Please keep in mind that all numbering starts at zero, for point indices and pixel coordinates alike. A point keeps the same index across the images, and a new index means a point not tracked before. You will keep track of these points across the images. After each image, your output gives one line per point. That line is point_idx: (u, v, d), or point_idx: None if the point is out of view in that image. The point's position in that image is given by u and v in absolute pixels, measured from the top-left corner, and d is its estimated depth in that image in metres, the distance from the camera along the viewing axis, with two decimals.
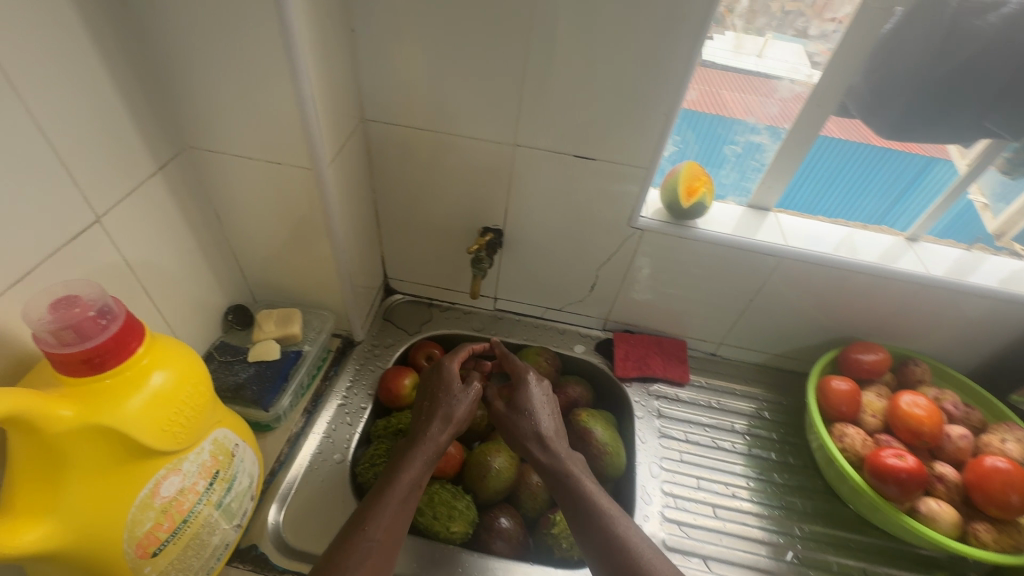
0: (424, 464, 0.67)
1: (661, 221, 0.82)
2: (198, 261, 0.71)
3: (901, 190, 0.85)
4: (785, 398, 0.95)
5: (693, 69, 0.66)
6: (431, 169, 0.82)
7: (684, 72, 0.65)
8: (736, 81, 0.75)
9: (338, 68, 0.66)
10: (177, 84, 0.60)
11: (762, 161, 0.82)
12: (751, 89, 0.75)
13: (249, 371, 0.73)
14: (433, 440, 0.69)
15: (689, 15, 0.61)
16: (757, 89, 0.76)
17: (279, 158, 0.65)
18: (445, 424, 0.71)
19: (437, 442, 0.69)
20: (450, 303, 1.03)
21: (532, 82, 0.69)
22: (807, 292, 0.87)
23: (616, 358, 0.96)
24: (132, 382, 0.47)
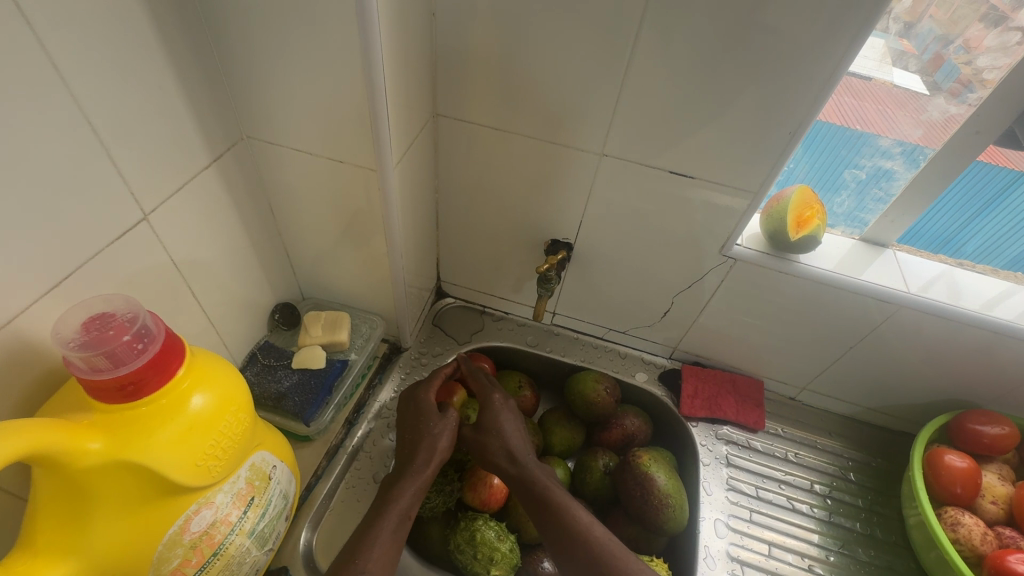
0: (415, 494, 0.63)
1: (758, 252, 0.72)
2: (249, 257, 0.66)
3: None
4: (874, 458, 0.84)
5: (830, 81, 0.55)
6: (502, 172, 0.75)
7: (815, 82, 0.56)
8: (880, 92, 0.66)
9: (416, 58, 0.59)
10: (239, 68, 0.54)
11: (888, 192, 0.70)
12: (896, 103, 0.66)
13: (293, 379, 0.68)
14: (421, 474, 0.65)
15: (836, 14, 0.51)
16: (902, 103, 0.66)
17: (342, 157, 0.58)
18: (432, 455, 0.67)
19: (425, 476, 0.65)
20: (504, 313, 0.95)
21: (633, 84, 0.61)
22: (922, 345, 0.75)
23: (683, 393, 0.87)
24: (168, 412, 0.42)
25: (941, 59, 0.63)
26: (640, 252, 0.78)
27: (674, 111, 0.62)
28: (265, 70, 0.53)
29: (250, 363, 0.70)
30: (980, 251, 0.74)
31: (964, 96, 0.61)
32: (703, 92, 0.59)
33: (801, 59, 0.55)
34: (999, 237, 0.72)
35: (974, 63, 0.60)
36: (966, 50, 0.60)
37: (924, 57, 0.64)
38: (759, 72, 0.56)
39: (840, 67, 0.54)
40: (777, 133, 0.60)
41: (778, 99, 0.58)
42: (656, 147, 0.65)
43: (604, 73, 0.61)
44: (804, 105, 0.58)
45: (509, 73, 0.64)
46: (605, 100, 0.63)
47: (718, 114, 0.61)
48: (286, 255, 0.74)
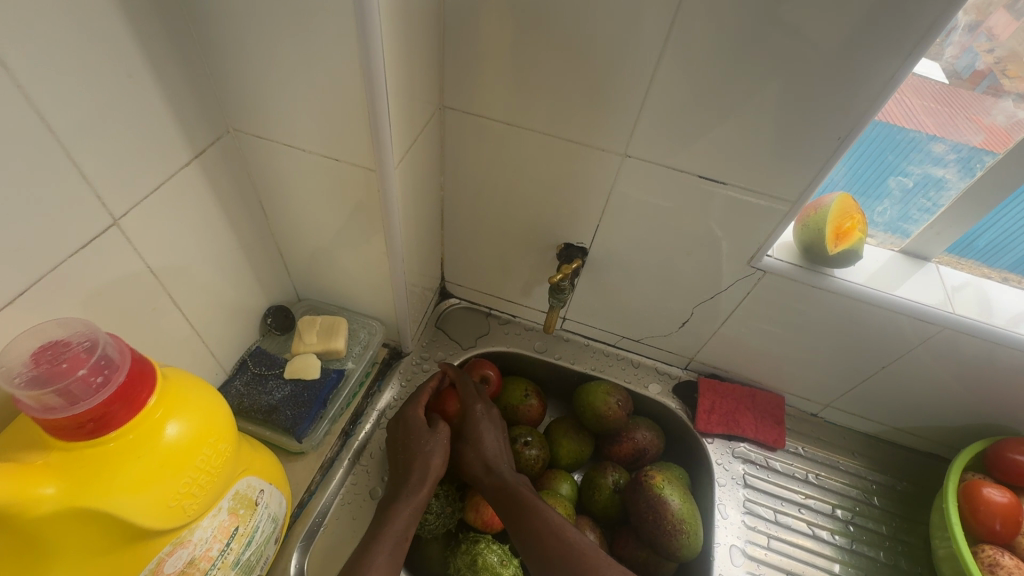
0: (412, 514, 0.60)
1: (790, 265, 0.67)
2: (239, 259, 0.61)
3: None
4: (900, 482, 0.80)
5: (886, 80, 0.49)
6: (514, 171, 0.69)
7: (868, 82, 0.49)
8: (942, 91, 0.59)
9: (422, 46, 0.53)
10: (223, 53, 0.48)
11: (936, 202, 0.64)
12: (957, 104, 0.59)
13: (284, 391, 0.64)
14: (417, 493, 0.62)
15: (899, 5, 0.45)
16: (965, 104, 0.59)
17: (338, 155, 0.53)
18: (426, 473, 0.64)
19: (422, 496, 0.62)
20: (511, 316, 0.90)
21: (662, 79, 0.55)
22: (961, 368, 0.69)
23: (699, 408, 0.82)
24: (134, 449, 0.37)
25: (963, 49, 0.56)
26: (660, 259, 0.72)
27: (707, 110, 0.56)
28: (254, 57, 0.47)
29: (240, 371, 0.66)
30: (989, 247, 0.68)
31: (981, 86, 0.58)
32: (742, 90, 0.53)
33: (856, 56, 0.49)
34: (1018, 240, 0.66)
35: (996, 52, 0.56)
36: (987, 38, 0.55)
37: (954, 44, 0.56)
38: (807, 69, 0.50)
39: (901, 66, 0.48)
40: (821, 137, 0.55)
41: (827, 99, 0.52)
42: (684, 148, 0.60)
43: (631, 66, 0.55)
44: (855, 107, 0.52)
45: (525, 64, 0.58)
46: (631, 95, 0.57)
47: (756, 115, 0.55)
48: (280, 255, 0.69)
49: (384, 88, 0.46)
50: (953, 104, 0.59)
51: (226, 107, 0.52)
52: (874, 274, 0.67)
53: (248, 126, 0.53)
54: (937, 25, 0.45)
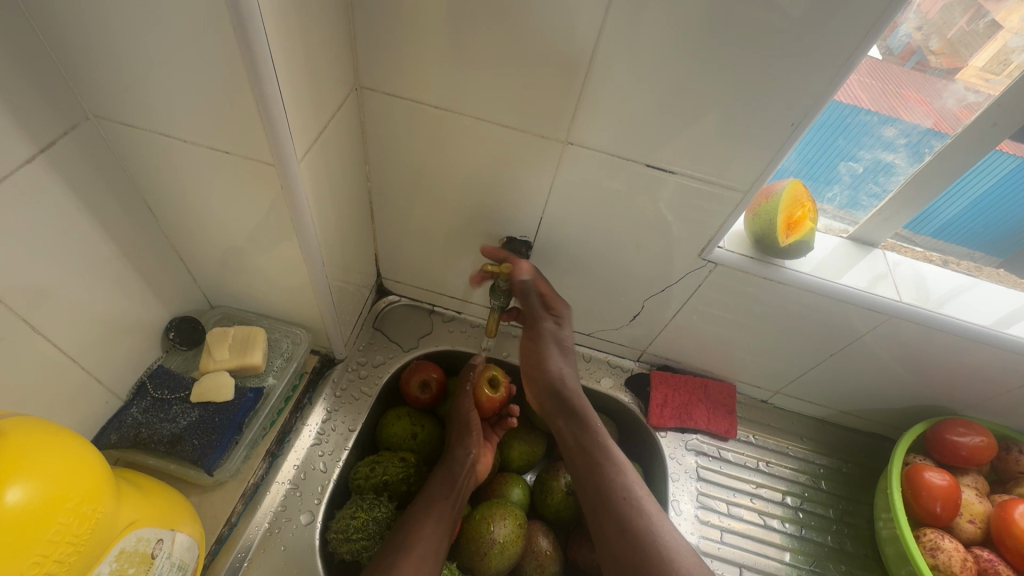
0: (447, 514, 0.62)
1: (742, 256, 0.65)
2: (123, 268, 0.53)
3: (977, 225, 0.66)
4: (846, 463, 0.81)
5: (831, 60, 0.46)
6: (447, 159, 0.62)
7: (812, 62, 0.46)
8: (877, 67, 0.54)
9: (325, 14, 0.45)
10: (65, 22, 0.39)
11: (885, 187, 0.62)
12: (896, 82, 0.56)
13: (192, 417, 0.56)
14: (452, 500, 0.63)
15: None
16: (898, 81, 0.56)
17: (227, 146, 0.45)
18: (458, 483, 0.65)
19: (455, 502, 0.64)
20: (455, 312, 0.84)
21: (602, 56, 0.50)
22: (905, 354, 0.70)
23: (651, 402, 0.79)
24: None
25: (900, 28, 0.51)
26: (608, 251, 0.68)
27: (651, 92, 0.51)
28: (107, 28, 0.39)
29: (138, 397, 0.57)
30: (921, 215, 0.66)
31: (909, 61, 0.55)
32: (687, 71, 0.49)
33: (807, 33, 0.45)
34: (947, 205, 0.64)
35: (923, 29, 0.52)
36: (919, 16, 0.51)
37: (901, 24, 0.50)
38: (755, 48, 0.46)
39: (850, 45, 0.45)
40: (769, 121, 0.51)
41: (775, 81, 0.48)
42: (628, 134, 0.55)
43: (568, 41, 0.49)
44: (804, 89, 0.48)
45: (448, 37, 0.51)
46: (569, 75, 0.52)
47: (702, 98, 0.51)
48: (180, 261, 0.60)
49: (270, 66, 0.39)
50: (886, 79, 0.56)
51: (83, 89, 0.43)
52: (822, 262, 0.66)
53: (115, 111, 0.44)
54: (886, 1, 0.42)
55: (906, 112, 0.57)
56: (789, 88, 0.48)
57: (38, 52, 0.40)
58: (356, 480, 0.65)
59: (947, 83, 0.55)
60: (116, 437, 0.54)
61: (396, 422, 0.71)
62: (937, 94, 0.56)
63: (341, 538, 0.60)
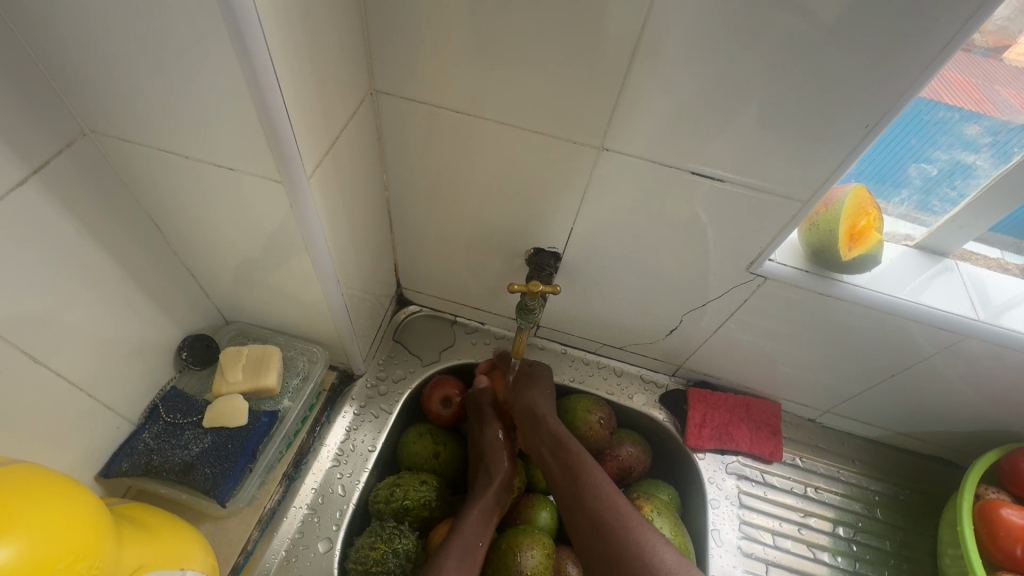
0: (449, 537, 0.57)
1: (794, 270, 0.59)
2: (128, 288, 0.50)
3: None
4: (903, 490, 0.74)
5: (904, 53, 0.40)
6: (470, 166, 0.58)
7: (881, 56, 0.40)
8: None
9: (333, 16, 0.41)
10: (51, 34, 0.36)
11: (962, 191, 0.55)
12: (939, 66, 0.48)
13: (204, 444, 0.54)
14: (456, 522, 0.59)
15: None
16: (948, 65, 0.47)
17: (231, 162, 0.42)
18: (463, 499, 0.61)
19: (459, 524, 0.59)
20: (479, 324, 0.80)
21: (643, 52, 0.44)
22: (978, 376, 0.63)
23: (689, 421, 0.74)
24: None
25: None
26: (643, 262, 0.63)
27: (700, 92, 0.46)
28: (93, 38, 0.36)
29: (150, 420, 0.55)
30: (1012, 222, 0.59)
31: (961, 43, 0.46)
32: (740, 66, 0.43)
33: (883, 22, 0.39)
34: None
35: None
36: None
37: None
38: (821, 38, 0.40)
39: (939, 33, 0.38)
40: (833, 122, 0.45)
41: (840, 79, 0.42)
42: (670, 138, 0.50)
43: (605, 36, 0.44)
44: (878, 84, 0.42)
45: (466, 36, 0.47)
46: (605, 74, 0.46)
47: (756, 97, 0.45)
48: (192, 277, 0.57)
49: (272, 75, 0.35)
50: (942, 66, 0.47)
51: (79, 103, 0.41)
52: (885, 275, 0.59)
53: (113, 126, 0.42)
54: None
55: (950, 97, 0.49)
56: (852, 86, 0.42)
57: (28, 68, 0.38)
58: (376, 504, 0.62)
59: (995, 63, 0.48)
60: (128, 464, 0.53)
61: (416, 441, 0.67)
62: (987, 78, 0.49)
63: (361, 569, 0.57)
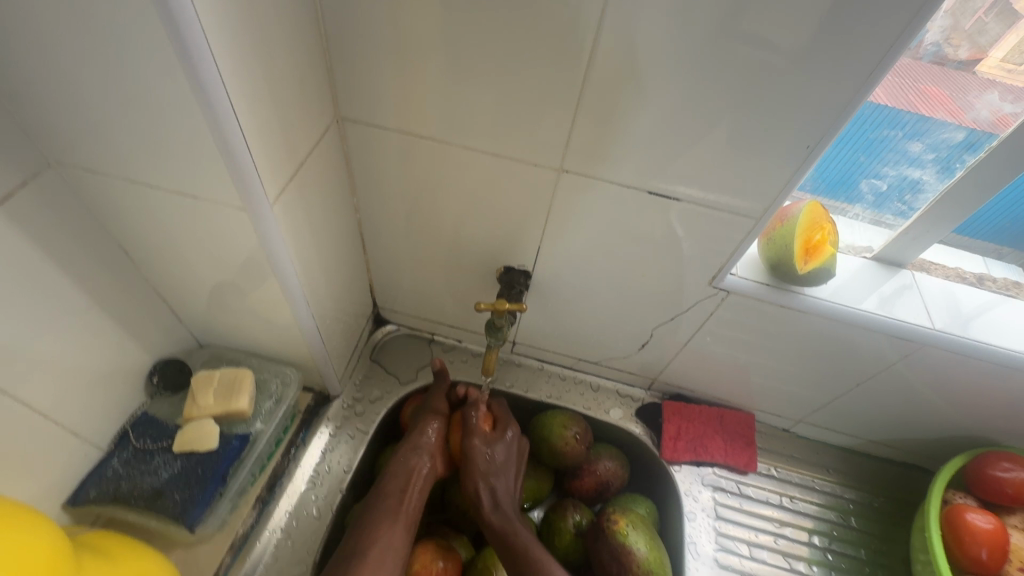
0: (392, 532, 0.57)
1: (756, 284, 0.60)
2: (98, 314, 0.51)
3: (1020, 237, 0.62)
4: (877, 498, 0.75)
5: (838, 76, 0.42)
6: (439, 188, 0.59)
7: (816, 81, 0.43)
8: (901, 66, 0.48)
9: (296, 50, 0.43)
10: (16, 71, 0.37)
11: (912, 205, 0.57)
12: (912, 72, 0.49)
13: (174, 469, 0.54)
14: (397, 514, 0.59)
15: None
16: (916, 76, 0.49)
17: (196, 191, 0.43)
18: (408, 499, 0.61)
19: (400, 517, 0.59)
20: (456, 342, 0.81)
21: (595, 78, 0.47)
22: (939, 383, 0.64)
23: (664, 434, 0.75)
24: None
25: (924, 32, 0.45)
26: (611, 277, 0.65)
27: (653, 114, 0.48)
28: (57, 74, 0.37)
29: (120, 447, 0.55)
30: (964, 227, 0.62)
31: (926, 56, 0.48)
32: (687, 89, 0.46)
33: (814, 49, 0.41)
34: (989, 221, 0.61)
35: (944, 26, 0.45)
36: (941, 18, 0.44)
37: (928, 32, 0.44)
38: (759, 63, 0.43)
39: (866, 57, 0.41)
40: (779, 141, 0.47)
41: (781, 102, 0.45)
42: (627, 158, 0.52)
43: (559, 64, 0.46)
44: (816, 105, 0.44)
45: (427, 65, 0.49)
46: (561, 99, 0.49)
47: (704, 119, 0.47)
48: (164, 302, 0.58)
49: (228, 106, 0.36)
50: (908, 76, 0.49)
51: (45, 136, 0.42)
52: (845, 286, 0.61)
53: (80, 158, 0.43)
54: (894, 13, 0.38)
55: (923, 105, 0.51)
56: (793, 107, 0.45)
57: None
58: (350, 525, 0.62)
59: (967, 76, 0.50)
60: (95, 492, 0.52)
61: (393, 460, 0.68)
62: (960, 92, 0.51)
63: None
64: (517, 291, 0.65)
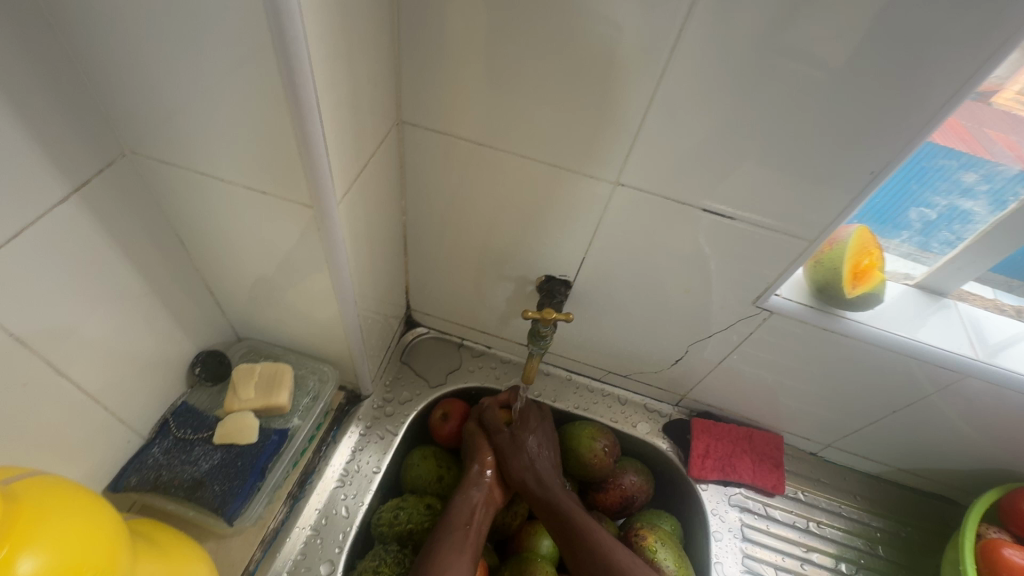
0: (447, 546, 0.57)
1: (799, 305, 0.60)
2: (151, 302, 0.51)
3: None
4: (904, 527, 0.75)
5: (906, 109, 0.43)
6: (487, 195, 0.60)
7: (883, 111, 0.43)
8: None
9: (371, 55, 0.44)
10: (105, 62, 0.38)
11: (960, 235, 0.58)
12: None
13: (213, 460, 0.54)
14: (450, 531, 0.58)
15: (922, 27, 0.38)
16: None
17: (264, 187, 0.44)
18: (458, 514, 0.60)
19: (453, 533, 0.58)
20: (485, 347, 0.81)
21: (660, 97, 0.47)
22: (978, 415, 0.64)
23: (693, 452, 0.74)
24: None
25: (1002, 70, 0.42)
26: (651, 292, 0.65)
27: (714, 134, 0.48)
28: (147, 67, 0.38)
29: (160, 435, 0.56)
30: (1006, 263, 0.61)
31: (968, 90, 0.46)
32: (755, 111, 0.46)
33: (885, 80, 0.42)
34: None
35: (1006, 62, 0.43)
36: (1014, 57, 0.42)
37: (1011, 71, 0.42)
38: (833, 88, 0.43)
39: (942, 88, 0.41)
40: (838, 168, 0.47)
41: (845, 129, 0.45)
42: (683, 175, 0.52)
43: (626, 82, 0.47)
44: (884, 133, 0.44)
45: (492, 76, 0.49)
46: (623, 116, 0.49)
47: (767, 141, 0.47)
48: (211, 293, 0.58)
49: (315, 109, 0.37)
50: None
51: (122, 125, 0.42)
52: (887, 312, 0.61)
53: (153, 148, 0.44)
54: (971, 51, 0.39)
55: (942, 138, 0.51)
56: (857, 135, 0.45)
57: (79, 92, 0.40)
58: (379, 526, 0.62)
59: (981, 106, 0.50)
60: (136, 479, 0.53)
61: (421, 463, 0.67)
62: (975, 120, 0.51)
63: None
64: (556, 301, 0.66)
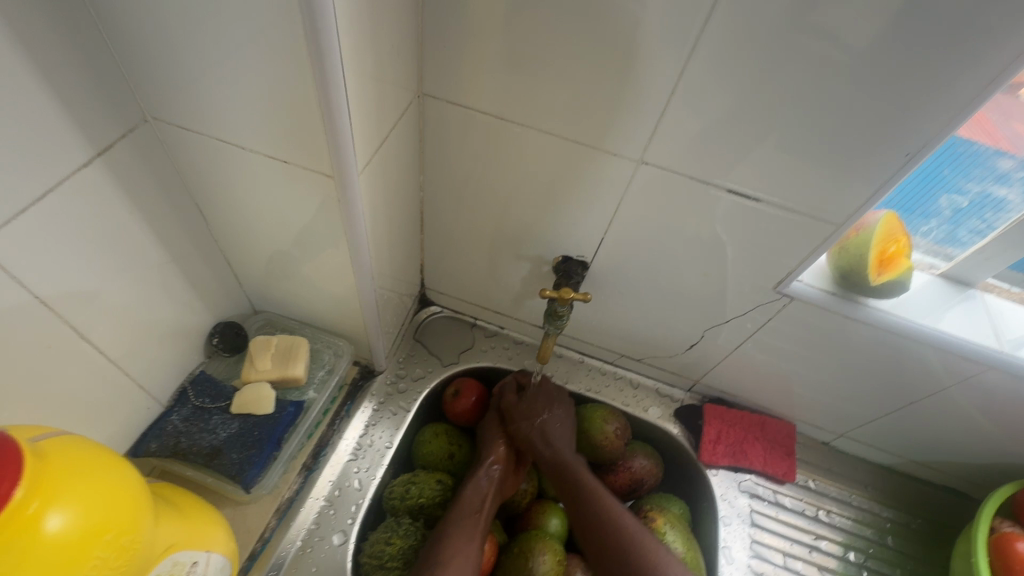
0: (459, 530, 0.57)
1: (822, 292, 0.59)
2: (168, 271, 0.52)
3: None
4: (914, 519, 0.74)
5: (946, 90, 0.41)
6: (505, 172, 0.59)
7: (924, 91, 0.41)
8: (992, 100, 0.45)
9: (392, 24, 0.43)
10: (126, 24, 0.38)
11: (991, 224, 0.56)
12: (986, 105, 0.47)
13: (231, 429, 0.55)
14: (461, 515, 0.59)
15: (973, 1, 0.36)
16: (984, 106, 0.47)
17: (284, 155, 0.43)
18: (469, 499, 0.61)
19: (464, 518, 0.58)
20: (498, 328, 0.81)
21: (688, 73, 0.45)
22: (999, 410, 0.63)
23: (704, 437, 0.74)
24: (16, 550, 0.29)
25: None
26: (668, 275, 0.64)
27: (741, 115, 0.46)
28: (167, 30, 0.37)
29: (179, 403, 0.56)
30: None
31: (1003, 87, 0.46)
32: (790, 90, 0.44)
33: (925, 59, 0.40)
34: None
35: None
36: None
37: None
38: (872, 66, 0.41)
39: (988, 69, 0.39)
40: (869, 152, 0.46)
41: (880, 111, 0.43)
42: (708, 156, 0.50)
43: (653, 56, 0.45)
44: (926, 114, 0.42)
45: (515, 48, 0.48)
46: (648, 95, 0.48)
47: (800, 122, 0.45)
48: (228, 265, 0.59)
49: (338, 77, 0.36)
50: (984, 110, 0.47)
51: (144, 89, 0.42)
52: (910, 301, 0.60)
53: (174, 114, 0.43)
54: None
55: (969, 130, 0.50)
56: (892, 116, 0.43)
57: (101, 55, 0.39)
58: (391, 500, 0.62)
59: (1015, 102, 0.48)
60: (156, 445, 0.54)
61: (433, 440, 0.68)
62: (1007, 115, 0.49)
63: (374, 564, 0.57)
64: (570, 282, 0.65)
